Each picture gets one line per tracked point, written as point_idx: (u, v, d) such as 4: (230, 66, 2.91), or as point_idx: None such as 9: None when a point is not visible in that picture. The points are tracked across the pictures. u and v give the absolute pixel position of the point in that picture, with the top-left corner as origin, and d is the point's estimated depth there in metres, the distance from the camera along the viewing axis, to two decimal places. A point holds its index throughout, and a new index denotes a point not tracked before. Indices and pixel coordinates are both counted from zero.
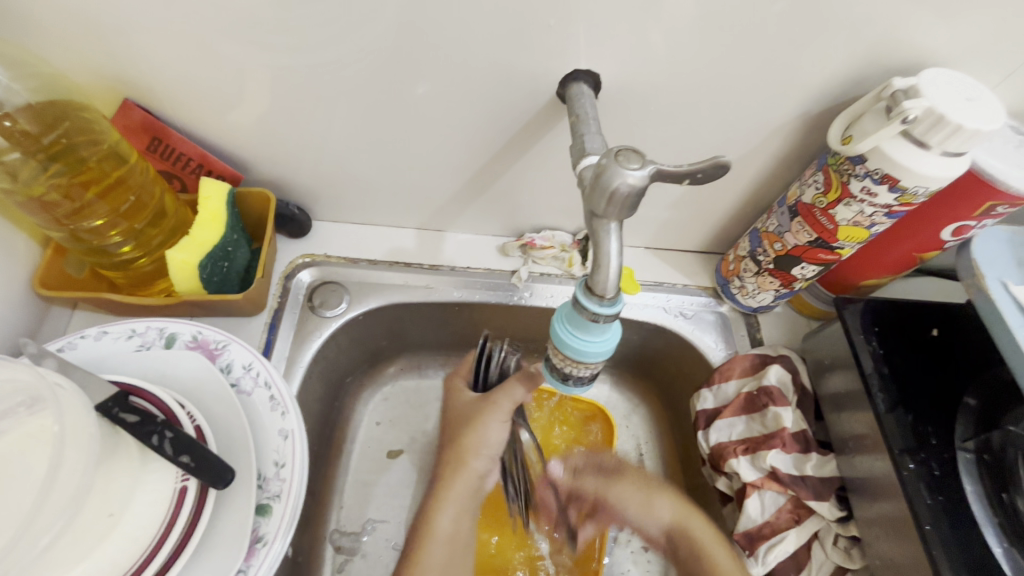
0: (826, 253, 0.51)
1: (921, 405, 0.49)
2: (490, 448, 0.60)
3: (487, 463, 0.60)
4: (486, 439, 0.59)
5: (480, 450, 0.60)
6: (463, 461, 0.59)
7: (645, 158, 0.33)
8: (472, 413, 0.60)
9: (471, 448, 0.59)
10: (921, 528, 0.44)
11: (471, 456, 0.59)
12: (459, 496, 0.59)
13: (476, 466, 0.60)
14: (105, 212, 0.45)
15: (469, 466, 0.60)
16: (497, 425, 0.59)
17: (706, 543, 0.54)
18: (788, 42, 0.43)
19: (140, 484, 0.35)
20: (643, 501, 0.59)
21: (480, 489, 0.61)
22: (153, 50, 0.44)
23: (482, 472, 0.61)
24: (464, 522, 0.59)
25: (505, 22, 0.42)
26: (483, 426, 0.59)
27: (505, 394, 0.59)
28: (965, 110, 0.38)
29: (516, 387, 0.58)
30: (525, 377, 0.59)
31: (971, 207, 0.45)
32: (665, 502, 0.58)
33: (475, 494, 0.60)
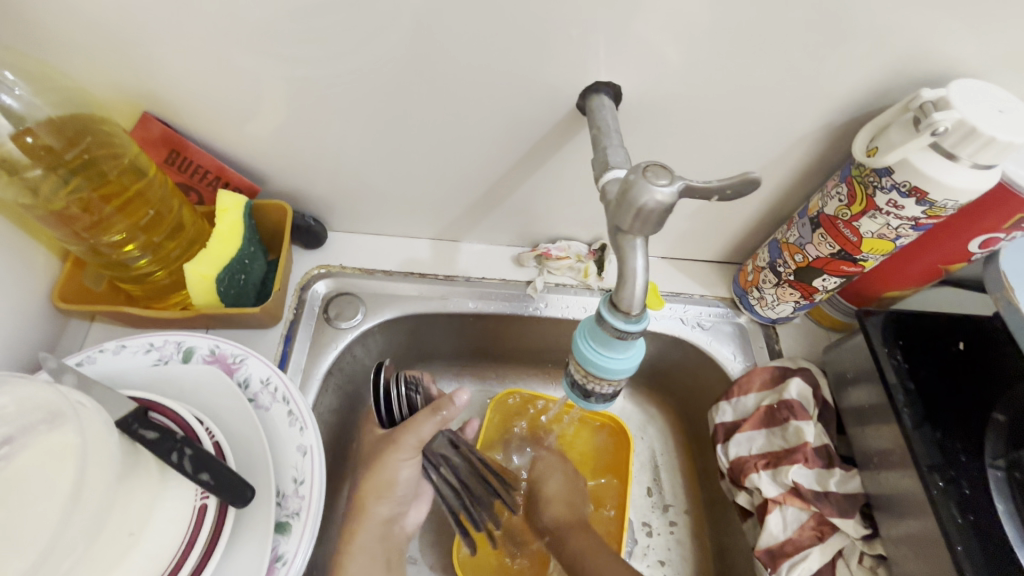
0: (849, 265, 0.51)
1: (950, 421, 0.48)
2: (394, 489, 0.54)
3: (394, 506, 0.56)
4: (388, 477, 0.53)
5: (382, 492, 0.54)
6: (364, 504, 0.54)
7: (672, 173, 0.33)
8: (375, 452, 0.53)
9: (378, 487, 0.53)
10: (952, 548, 0.43)
11: (371, 500, 0.54)
12: (368, 546, 0.54)
13: (378, 511, 0.55)
14: (126, 226, 0.45)
15: (372, 511, 0.54)
16: (402, 467, 0.52)
17: (589, 547, 0.55)
18: (813, 54, 0.42)
19: (159, 502, 0.35)
20: (565, 491, 0.62)
21: (391, 533, 0.56)
22: (174, 64, 0.44)
23: (389, 514, 0.56)
24: (376, 571, 0.53)
25: (526, 35, 0.42)
26: (384, 466, 0.53)
27: (412, 428, 0.51)
28: (998, 121, 0.37)
29: (426, 421, 0.51)
30: (430, 409, 0.51)
31: (1000, 219, 0.44)
32: (581, 538, 0.56)
33: (382, 542, 0.55)
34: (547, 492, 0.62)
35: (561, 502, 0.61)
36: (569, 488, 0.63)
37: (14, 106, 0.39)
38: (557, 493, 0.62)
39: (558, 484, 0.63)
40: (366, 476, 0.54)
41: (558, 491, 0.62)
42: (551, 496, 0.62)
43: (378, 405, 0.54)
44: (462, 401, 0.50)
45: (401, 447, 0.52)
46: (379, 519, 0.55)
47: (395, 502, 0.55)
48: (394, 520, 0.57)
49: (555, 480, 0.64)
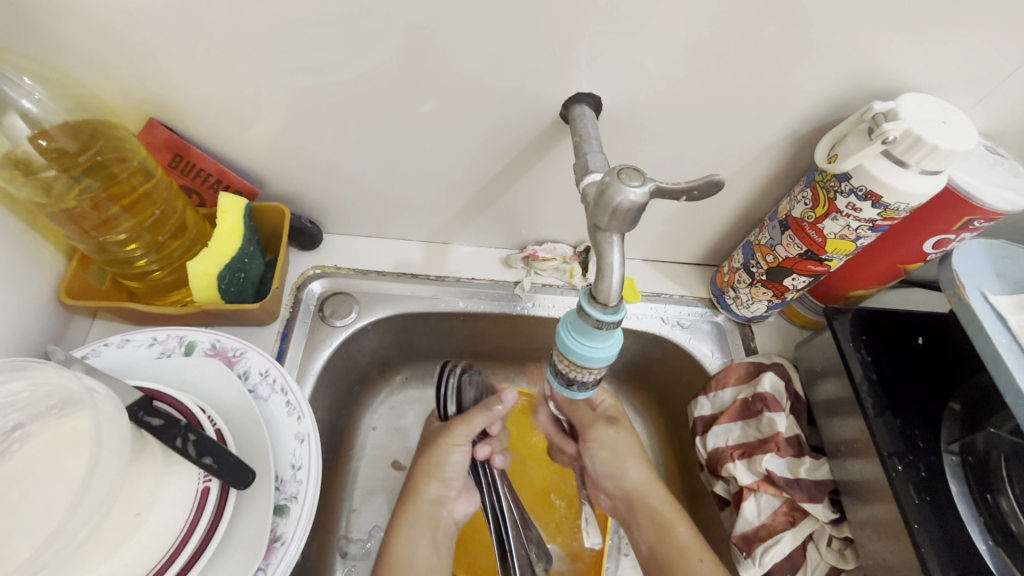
0: (816, 264, 0.54)
1: (909, 410, 0.51)
2: (445, 470, 0.58)
3: (442, 489, 0.59)
4: (446, 459, 0.58)
5: (433, 473, 0.58)
6: (416, 485, 0.58)
7: (645, 176, 0.36)
8: (432, 440, 0.60)
9: (427, 467, 0.58)
10: (910, 527, 0.46)
11: (423, 479, 0.58)
12: (418, 521, 0.57)
13: (428, 489, 0.58)
14: (132, 225, 0.47)
15: (425, 494, 0.58)
16: (460, 451, 0.58)
17: (664, 518, 0.55)
18: (777, 67, 0.46)
19: (164, 485, 0.37)
20: (612, 457, 0.59)
21: (440, 517, 0.59)
22: (180, 73, 0.46)
23: (436, 496, 0.59)
24: (425, 546, 0.56)
25: (512, 49, 0.45)
26: (443, 450, 0.58)
27: (467, 419, 0.58)
28: (940, 131, 0.41)
29: (479, 414, 0.58)
30: (482, 406, 0.59)
31: (950, 221, 0.48)
32: (666, 518, 0.55)
33: (433, 523, 0.58)
34: (613, 452, 0.60)
35: (613, 459, 0.59)
36: (637, 451, 0.60)
37: (32, 111, 0.41)
38: (610, 450, 0.60)
39: (608, 445, 0.60)
40: (423, 459, 0.59)
41: (608, 442, 0.60)
42: (612, 452, 0.60)
43: (440, 398, 0.59)
44: (510, 399, 0.60)
45: (454, 433, 0.58)
46: (428, 499, 0.58)
47: (443, 483, 0.59)
48: (443, 502, 0.60)
49: (608, 436, 0.60)
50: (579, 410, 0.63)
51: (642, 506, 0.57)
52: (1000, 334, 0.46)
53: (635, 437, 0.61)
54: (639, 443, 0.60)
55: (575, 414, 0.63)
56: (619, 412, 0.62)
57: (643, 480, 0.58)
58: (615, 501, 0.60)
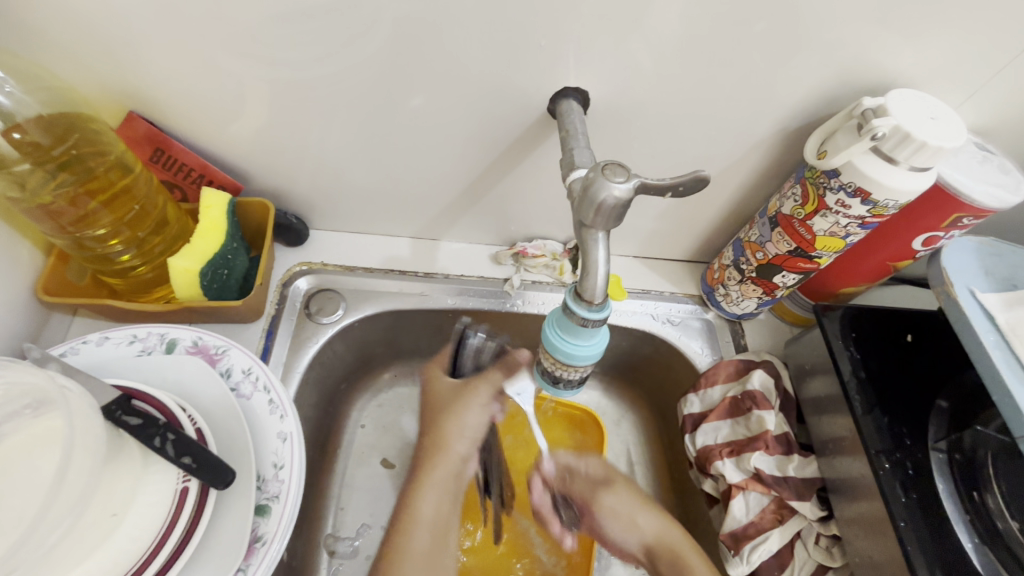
0: (805, 262, 0.54)
1: (897, 407, 0.51)
2: (469, 430, 0.60)
3: (468, 447, 0.61)
4: (469, 420, 0.59)
5: (461, 433, 0.60)
6: (444, 443, 0.59)
7: (630, 172, 0.35)
8: (452, 399, 0.59)
9: (453, 428, 0.59)
10: (896, 525, 0.46)
11: (451, 437, 0.59)
12: (437, 483, 0.58)
13: (456, 448, 0.60)
14: (110, 220, 0.47)
15: (451, 450, 0.60)
16: (476, 409, 0.59)
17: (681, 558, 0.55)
18: (766, 63, 0.45)
19: (142, 484, 0.36)
20: (628, 519, 0.59)
21: (462, 475, 0.61)
22: (159, 65, 0.46)
23: (464, 455, 0.61)
24: (446, 507, 0.58)
25: (498, 43, 0.44)
26: (461, 413, 0.59)
27: (485, 381, 0.59)
28: (928, 128, 0.41)
29: (497, 371, 0.59)
30: (500, 364, 0.59)
31: (939, 218, 0.48)
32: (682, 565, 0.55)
33: (454, 481, 0.60)
34: (618, 517, 0.59)
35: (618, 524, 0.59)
36: (643, 500, 0.60)
37: (4, 103, 0.40)
38: (614, 513, 0.60)
39: (614, 509, 0.60)
40: (445, 420, 0.59)
41: (613, 509, 0.60)
42: (620, 514, 0.59)
43: (455, 355, 0.59)
44: (526, 357, 0.59)
45: (477, 391, 0.59)
46: (456, 458, 0.60)
47: (468, 441, 0.61)
48: (466, 462, 0.62)
49: (648, 522, 0.58)
50: (574, 482, 0.63)
51: (669, 559, 0.56)
52: (987, 332, 0.46)
53: (640, 494, 0.61)
54: (650, 503, 0.60)
55: (574, 488, 0.63)
56: (617, 474, 0.62)
57: (662, 530, 0.57)
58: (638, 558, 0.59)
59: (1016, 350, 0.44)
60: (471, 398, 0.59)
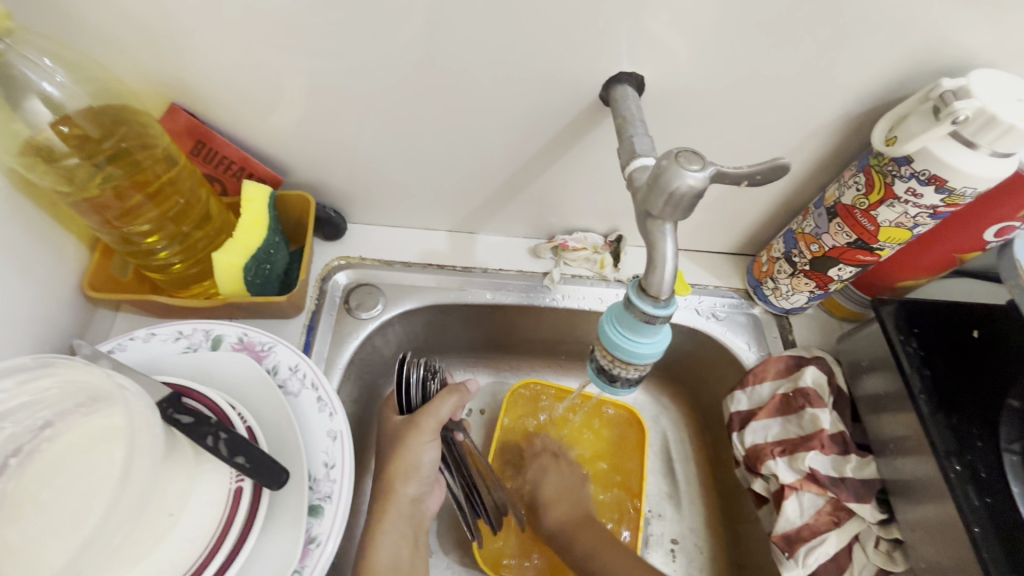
0: (865, 254, 0.51)
1: (966, 407, 0.49)
2: (421, 470, 0.54)
3: (420, 486, 0.55)
4: (420, 462, 0.53)
5: (409, 474, 0.53)
6: (390, 485, 0.53)
7: (704, 159, 0.33)
8: (397, 436, 0.54)
9: (401, 469, 0.53)
10: (969, 530, 0.43)
11: (399, 480, 0.53)
12: (396, 524, 0.53)
13: (405, 490, 0.54)
14: (156, 215, 0.46)
15: (398, 492, 0.53)
16: (429, 445, 0.54)
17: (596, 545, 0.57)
18: (836, 44, 0.43)
19: (197, 484, 0.36)
20: (562, 488, 0.65)
21: (418, 514, 0.56)
22: (203, 55, 0.44)
23: (415, 494, 0.55)
24: (404, 548, 0.53)
25: (551, 27, 0.42)
26: (409, 449, 0.53)
27: (431, 412, 0.53)
28: (1017, 110, 0.38)
29: (443, 403, 0.53)
30: (451, 392, 0.54)
31: (1016, 207, 0.45)
32: (589, 535, 0.58)
33: (412, 523, 0.55)
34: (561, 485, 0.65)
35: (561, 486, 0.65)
36: (568, 490, 0.64)
37: (55, 94, 0.39)
38: (557, 489, 0.64)
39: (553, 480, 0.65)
40: (392, 465, 0.53)
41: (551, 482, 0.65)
42: (559, 489, 0.64)
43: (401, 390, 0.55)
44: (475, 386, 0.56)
45: (423, 432, 0.53)
46: (408, 498, 0.54)
47: (420, 481, 0.55)
48: (421, 500, 0.56)
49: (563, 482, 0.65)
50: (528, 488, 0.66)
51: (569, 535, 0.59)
52: None
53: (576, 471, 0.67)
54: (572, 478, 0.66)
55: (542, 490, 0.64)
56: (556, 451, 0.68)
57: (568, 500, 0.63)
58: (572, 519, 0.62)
59: None
60: (414, 438, 0.53)
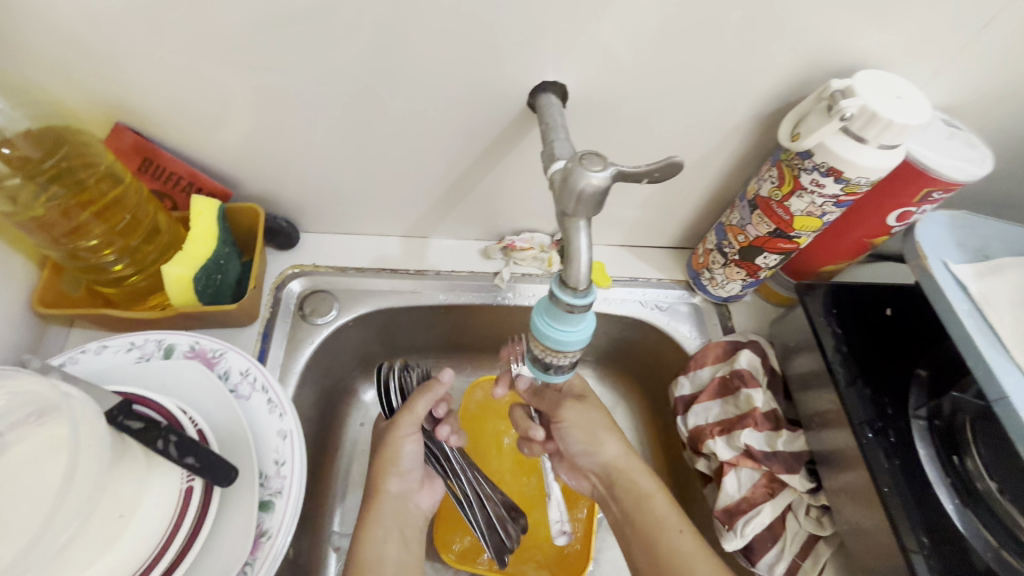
0: (785, 242, 0.55)
1: (879, 379, 0.53)
2: (401, 464, 0.57)
3: (404, 483, 0.59)
4: (400, 452, 0.57)
5: (393, 469, 0.57)
6: (377, 485, 0.57)
7: (606, 161, 0.36)
8: (383, 437, 0.59)
9: (383, 463, 0.57)
10: (880, 491, 0.47)
11: (383, 476, 0.57)
12: (384, 521, 0.56)
13: (389, 486, 0.57)
14: (103, 230, 0.47)
15: (387, 490, 0.57)
16: (411, 438, 0.57)
17: (644, 491, 0.54)
18: (737, 50, 0.46)
19: (148, 485, 0.37)
20: (584, 426, 0.57)
21: (407, 512, 0.58)
22: (145, 76, 0.46)
23: (400, 491, 0.58)
24: (391, 545, 0.55)
25: (474, 42, 0.45)
26: (391, 448, 0.57)
27: (409, 408, 0.57)
28: (894, 106, 0.42)
29: (419, 400, 0.57)
30: (422, 390, 0.58)
31: (910, 194, 0.50)
32: (641, 480, 0.55)
33: (398, 521, 0.57)
34: (583, 430, 0.58)
35: (583, 433, 0.57)
36: (608, 426, 0.58)
37: None
38: (580, 427, 0.58)
39: (582, 423, 0.58)
40: (377, 463, 0.58)
41: (580, 419, 0.58)
42: (581, 429, 0.57)
43: (382, 396, 0.59)
44: (446, 376, 0.59)
45: (399, 426, 0.57)
46: (391, 495, 0.57)
47: (404, 478, 0.58)
48: (407, 495, 0.59)
49: (595, 414, 0.58)
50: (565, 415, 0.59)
51: (622, 484, 0.55)
52: (960, 301, 0.48)
53: (603, 408, 0.59)
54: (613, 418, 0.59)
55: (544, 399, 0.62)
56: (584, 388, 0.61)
57: (619, 459, 0.56)
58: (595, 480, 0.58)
59: (988, 317, 0.47)
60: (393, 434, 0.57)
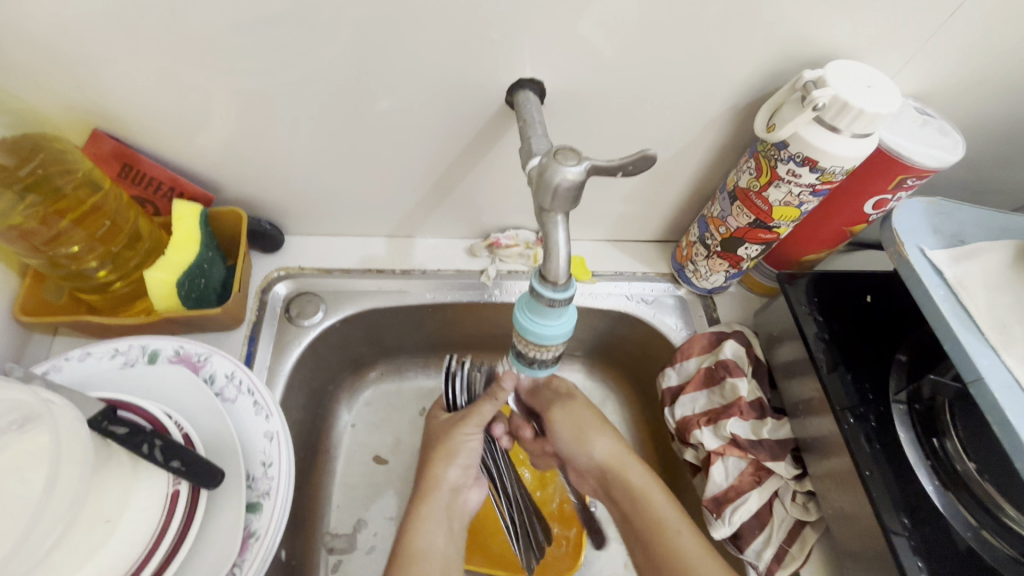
0: (765, 232, 0.56)
1: (859, 365, 0.54)
2: (462, 457, 0.61)
3: (461, 476, 0.62)
4: (459, 445, 0.61)
5: (451, 458, 0.61)
6: (433, 474, 0.60)
7: (580, 155, 0.37)
8: (442, 433, 0.62)
9: (443, 456, 0.61)
10: (862, 475, 0.48)
11: (442, 467, 0.61)
12: (434, 511, 0.59)
13: (446, 476, 0.61)
14: (83, 237, 0.47)
15: (443, 482, 0.61)
16: (474, 433, 0.62)
17: (643, 488, 0.58)
18: (710, 43, 0.47)
19: (134, 491, 0.38)
20: (576, 433, 0.63)
21: (455, 504, 0.61)
22: (121, 82, 0.46)
23: (455, 482, 0.62)
24: (439, 538, 0.57)
25: (449, 41, 0.46)
26: (456, 441, 0.61)
27: (476, 411, 0.61)
28: (865, 95, 0.43)
29: (486, 403, 0.61)
30: (488, 397, 0.62)
31: (885, 181, 0.50)
32: (637, 473, 0.59)
33: (448, 510, 0.60)
34: (578, 434, 0.63)
35: (572, 431, 0.64)
36: (597, 425, 0.63)
37: None
38: (569, 431, 0.64)
39: (573, 423, 0.64)
40: (434, 453, 0.61)
41: (569, 419, 0.65)
42: (574, 435, 0.63)
43: (447, 389, 0.64)
44: (509, 385, 0.60)
45: (466, 424, 0.62)
46: (447, 485, 0.61)
47: (462, 470, 0.62)
48: (459, 489, 0.62)
49: (585, 413, 0.64)
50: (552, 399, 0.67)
51: (618, 478, 0.60)
52: (936, 285, 0.49)
53: (592, 410, 0.65)
54: (598, 415, 0.65)
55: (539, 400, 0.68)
56: (574, 390, 0.67)
57: (613, 454, 0.61)
58: (595, 481, 0.63)
59: (963, 301, 0.48)
60: (458, 431, 0.62)
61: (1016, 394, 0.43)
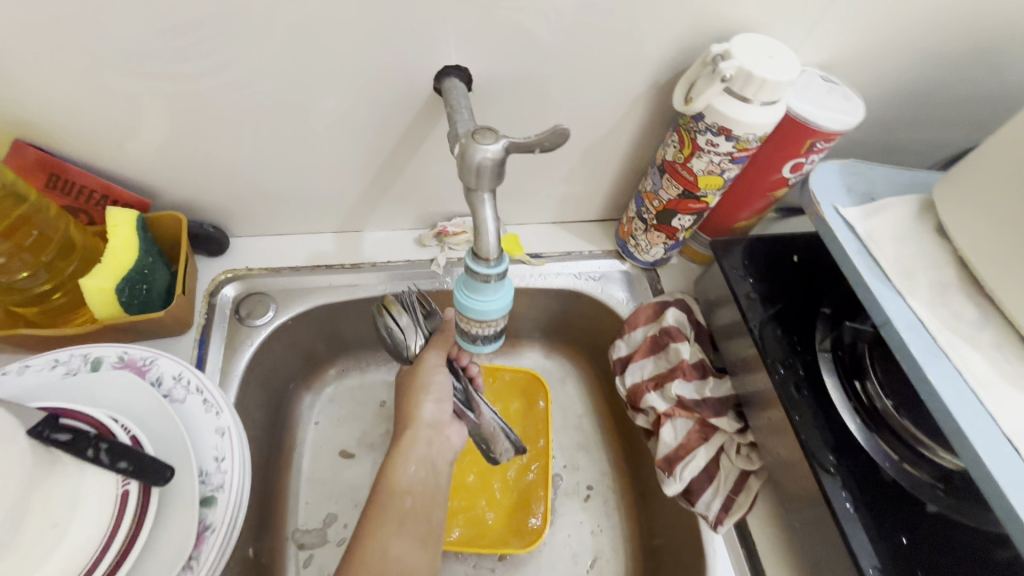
0: (694, 202, 0.59)
1: (789, 321, 0.58)
2: (433, 391, 0.59)
3: (437, 413, 0.59)
4: (430, 381, 0.59)
5: (423, 394, 0.59)
6: (411, 411, 0.58)
7: (498, 134, 0.39)
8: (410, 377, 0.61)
9: (414, 393, 0.59)
10: (791, 419, 0.52)
11: (415, 406, 0.59)
12: (415, 452, 0.56)
13: (422, 414, 0.58)
14: (10, 247, 0.46)
15: (418, 421, 0.58)
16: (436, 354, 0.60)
17: None
18: (624, 24, 0.49)
19: (83, 492, 0.37)
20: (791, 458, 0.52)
21: (439, 441, 0.58)
22: (39, 89, 0.46)
23: (432, 420, 0.59)
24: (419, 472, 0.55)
25: (371, 34, 0.47)
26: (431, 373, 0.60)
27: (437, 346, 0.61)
28: (766, 65, 0.46)
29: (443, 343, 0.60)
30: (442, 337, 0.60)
31: (799, 145, 0.54)
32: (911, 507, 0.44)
33: (431, 449, 0.57)
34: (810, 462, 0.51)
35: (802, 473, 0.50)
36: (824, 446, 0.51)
37: None
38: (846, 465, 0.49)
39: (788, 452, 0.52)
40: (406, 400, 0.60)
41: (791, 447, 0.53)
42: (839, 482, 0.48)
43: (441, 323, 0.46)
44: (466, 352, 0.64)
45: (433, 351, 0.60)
46: (426, 423, 0.58)
47: (439, 405, 0.59)
48: (439, 427, 0.59)
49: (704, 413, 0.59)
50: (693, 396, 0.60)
51: None
52: (848, 239, 0.53)
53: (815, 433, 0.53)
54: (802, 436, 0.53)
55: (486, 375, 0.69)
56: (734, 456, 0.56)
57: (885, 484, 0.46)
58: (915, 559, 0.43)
59: (873, 252, 0.51)
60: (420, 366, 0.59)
61: (920, 332, 0.47)
